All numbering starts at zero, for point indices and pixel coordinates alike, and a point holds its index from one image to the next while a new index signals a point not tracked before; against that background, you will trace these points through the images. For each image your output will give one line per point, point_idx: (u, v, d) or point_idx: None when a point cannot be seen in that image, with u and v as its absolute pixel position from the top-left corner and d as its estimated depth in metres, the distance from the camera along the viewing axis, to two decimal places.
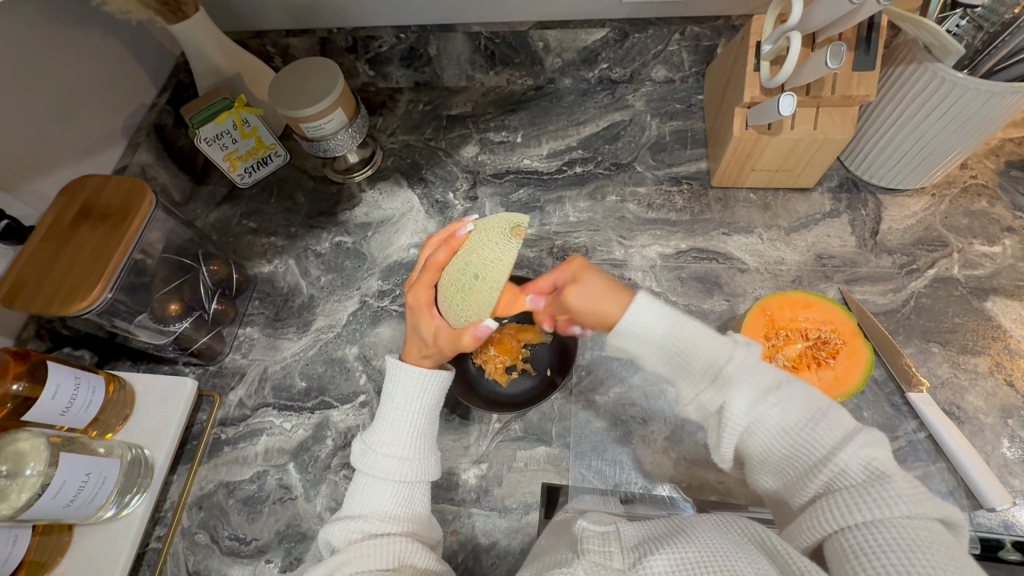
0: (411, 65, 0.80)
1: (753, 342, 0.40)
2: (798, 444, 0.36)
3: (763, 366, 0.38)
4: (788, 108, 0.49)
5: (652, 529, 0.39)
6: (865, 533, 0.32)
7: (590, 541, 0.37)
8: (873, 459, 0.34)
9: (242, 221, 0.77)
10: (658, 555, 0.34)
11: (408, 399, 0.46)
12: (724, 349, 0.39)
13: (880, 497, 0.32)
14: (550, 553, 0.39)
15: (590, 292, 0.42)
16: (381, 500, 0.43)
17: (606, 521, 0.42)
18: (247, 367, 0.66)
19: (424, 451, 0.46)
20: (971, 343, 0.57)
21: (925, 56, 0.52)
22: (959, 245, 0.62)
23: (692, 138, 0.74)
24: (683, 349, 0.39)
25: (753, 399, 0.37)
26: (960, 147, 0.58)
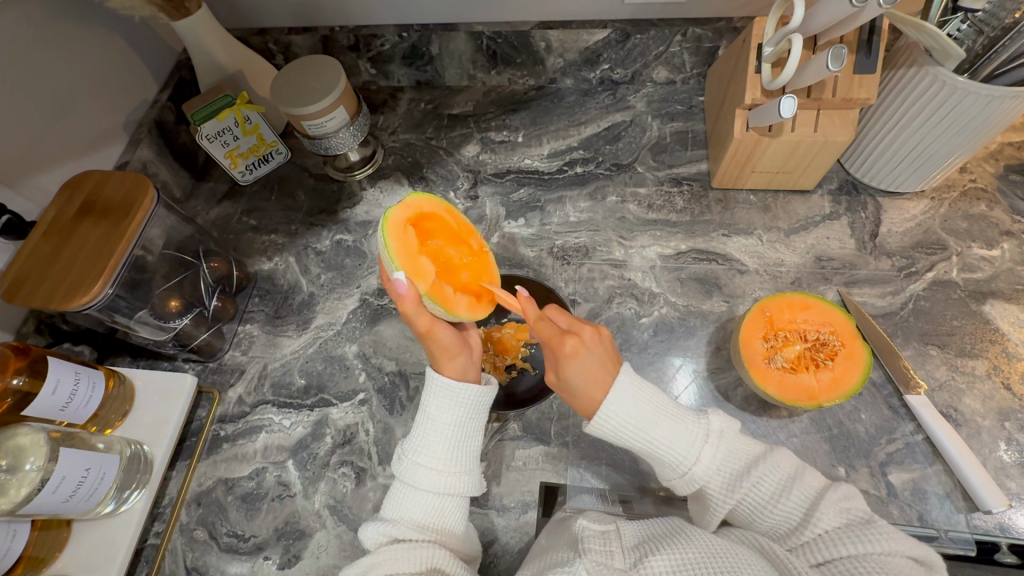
0: (413, 64, 0.80)
1: (724, 423, 0.43)
2: (783, 500, 0.40)
3: (737, 449, 0.42)
4: (789, 109, 0.50)
5: (651, 527, 0.40)
6: (855, 566, 0.36)
7: (592, 541, 0.38)
8: (852, 509, 0.39)
9: (242, 218, 0.77)
10: (659, 555, 0.35)
11: (446, 411, 0.48)
12: (696, 431, 0.43)
13: (869, 537, 0.36)
14: (550, 552, 0.40)
15: (588, 362, 0.45)
16: (417, 509, 0.44)
17: (605, 519, 0.42)
18: (247, 364, 0.66)
19: (463, 463, 0.47)
20: (969, 346, 0.57)
21: (927, 59, 0.53)
22: (957, 249, 0.62)
23: (693, 139, 0.74)
24: (659, 443, 0.43)
25: (727, 480, 0.41)
26: (958, 152, 0.58)
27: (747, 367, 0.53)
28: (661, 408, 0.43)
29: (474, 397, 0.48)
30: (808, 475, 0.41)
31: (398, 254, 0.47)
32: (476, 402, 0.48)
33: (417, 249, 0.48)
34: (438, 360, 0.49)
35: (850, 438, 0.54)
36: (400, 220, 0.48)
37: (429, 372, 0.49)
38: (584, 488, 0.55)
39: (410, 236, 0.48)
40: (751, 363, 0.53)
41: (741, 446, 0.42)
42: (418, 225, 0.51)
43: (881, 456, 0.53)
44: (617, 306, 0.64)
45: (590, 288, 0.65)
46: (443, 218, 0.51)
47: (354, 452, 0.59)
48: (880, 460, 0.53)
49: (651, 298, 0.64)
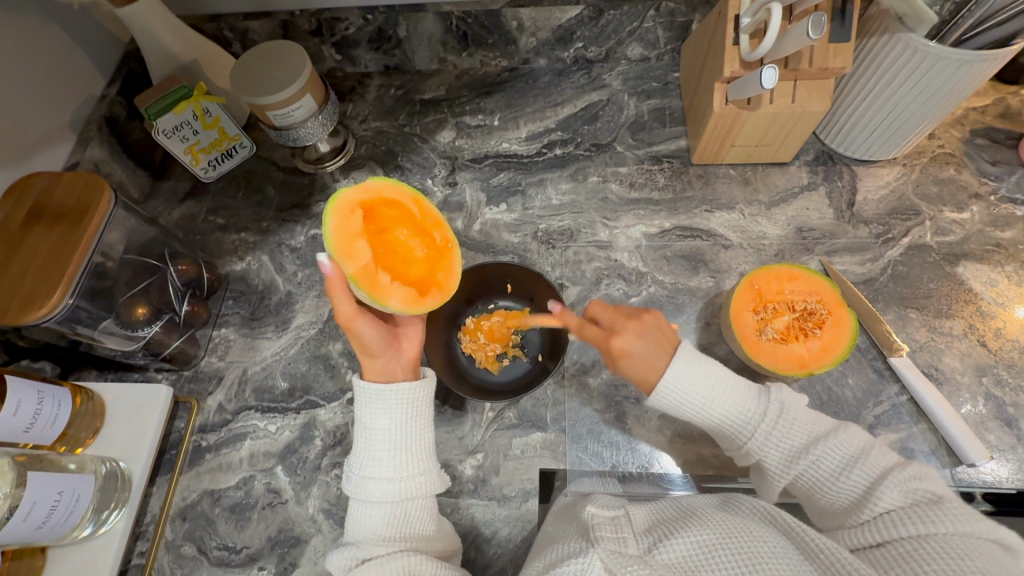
0: (380, 47, 0.77)
1: (789, 398, 0.45)
2: (843, 476, 0.41)
3: (803, 420, 0.44)
4: (771, 80, 0.49)
5: (659, 511, 0.40)
6: (916, 544, 0.34)
7: (603, 529, 0.37)
8: (918, 489, 0.38)
9: (209, 217, 0.73)
10: (676, 538, 0.35)
11: (382, 416, 0.46)
12: (758, 408, 0.45)
13: (934, 515, 0.35)
14: (560, 543, 0.39)
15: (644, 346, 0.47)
16: (378, 519, 0.43)
17: (615, 503, 0.42)
18: (225, 370, 0.63)
19: (417, 463, 0.46)
20: (946, 307, 0.59)
21: (899, 26, 0.53)
22: (930, 213, 0.64)
23: (670, 117, 0.74)
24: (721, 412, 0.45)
25: (790, 452, 0.43)
26: (929, 118, 0.59)
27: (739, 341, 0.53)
28: (725, 384, 0.45)
29: (408, 395, 0.47)
30: (881, 454, 0.41)
31: (333, 234, 0.44)
32: (411, 398, 0.47)
33: (359, 233, 0.45)
34: (359, 350, 0.49)
35: (839, 404, 0.55)
36: (351, 202, 0.46)
37: (354, 381, 0.48)
38: (583, 471, 0.55)
39: (355, 219, 0.45)
40: (742, 337, 0.53)
41: (807, 420, 0.44)
42: (376, 211, 0.48)
43: (868, 419, 0.55)
44: (605, 288, 0.63)
45: (577, 271, 0.64)
46: (406, 207, 0.48)
47: (345, 453, 0.57)
48: (868, 423, 0.54)
49: (639, 278, 0.64)
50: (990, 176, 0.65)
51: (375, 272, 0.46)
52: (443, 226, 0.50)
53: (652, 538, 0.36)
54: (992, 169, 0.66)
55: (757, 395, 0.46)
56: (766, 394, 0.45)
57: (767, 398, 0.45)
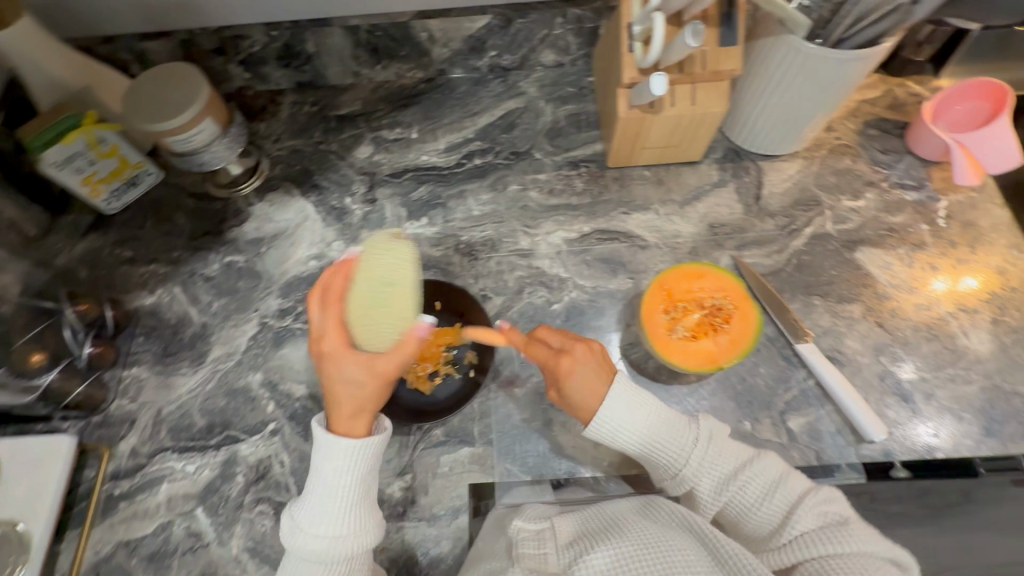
0: (290, 64, 0.75)
1: (714, 426, 0.48)
2: (765, 502, 0.44)
3: (728, 448, 0.47)
4: (660, 88, 0.51)
5: (583, 523, 0.43)
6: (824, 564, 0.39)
7: (527, 547, 0.40)
8: (829, 511, 0.42)
9: (114, 250, 0.69)
10: (596, 552, 0.37)
11: (333, 475, 0.45)
12: (689, 434, 0.47)
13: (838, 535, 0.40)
14: (490, 559, 0.42)
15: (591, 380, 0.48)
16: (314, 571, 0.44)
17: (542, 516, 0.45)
18: (138, 412, 0.60)
19: (366, 523, 0.46)
20: (847, 292, 0.62)
21: (782, 29, 0.55)
22: (830, 203, 0.67)
23: (586, 121, 0.75)
24: (653, 443, 0.48)
25: (718, 479, 0.46)
26: (819, 115, 0.62)
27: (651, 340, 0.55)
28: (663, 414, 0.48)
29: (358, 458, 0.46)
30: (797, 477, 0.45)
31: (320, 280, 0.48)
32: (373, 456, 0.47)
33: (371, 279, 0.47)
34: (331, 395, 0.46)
35: (752, 393, 0.58)
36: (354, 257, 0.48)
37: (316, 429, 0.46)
38: (512, 482, 0.55)
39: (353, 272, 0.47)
40: (655, 337, 0.55)
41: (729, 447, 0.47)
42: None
43: (780, 405, 0.57)
44: (528, 296, 0.64)
45: (500, 282, 0.64)
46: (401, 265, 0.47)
47: (270, 487, 0.56)
48: (780, 409, 0.57)
49: (560, 284, 0.64)
50: (882, 164, 0.69)
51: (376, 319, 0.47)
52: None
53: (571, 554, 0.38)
54: (883, 158, 0.70)
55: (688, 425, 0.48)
56: (695, 423, 0.48)
57: (695, 424, 0.48)
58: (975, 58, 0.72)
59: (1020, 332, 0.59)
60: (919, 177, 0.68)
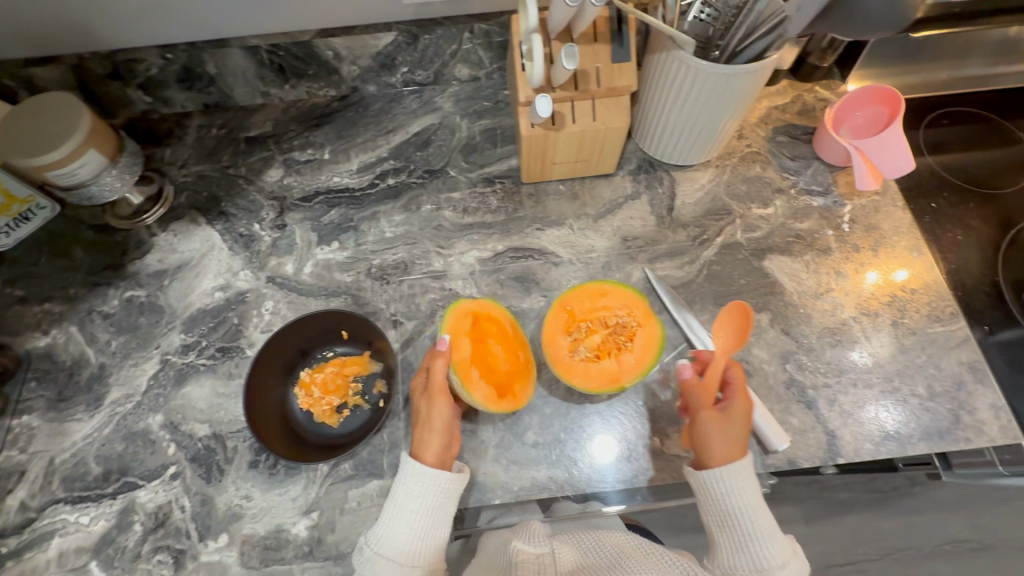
0: (192, 86, 0.72)
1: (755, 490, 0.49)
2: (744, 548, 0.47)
3: (765, 514, 0.48)
4: (546, 111, 0.52)
5: (583, 554, 0.43)
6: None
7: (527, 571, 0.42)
8: None
9: (6, 290, 0.66)
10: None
11: (418, 496, 0.49)
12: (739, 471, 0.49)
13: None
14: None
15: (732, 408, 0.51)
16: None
17: (543, 537, 0.46)
18: (29, 462, 0.57)
19: (419, 558, 0.48)
20: (755, 301, 0.63)
21: (672, 44, 0.55)
22: (740, 212, 0.68)
23: (502, 136, 0.74)
24: (751, 493, 0.49)
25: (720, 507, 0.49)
26: (720, 125, 0.63)
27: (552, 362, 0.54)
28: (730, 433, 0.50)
29: (445, 483, 0.50)
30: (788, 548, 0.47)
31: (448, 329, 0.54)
32: (445, 488, 0.50)
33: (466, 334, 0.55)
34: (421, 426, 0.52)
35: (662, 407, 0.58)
36: (466, 310, 0.55)
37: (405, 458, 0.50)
38: None
39: (467, 324, 0.55)
40: (556, 359, 0.54)
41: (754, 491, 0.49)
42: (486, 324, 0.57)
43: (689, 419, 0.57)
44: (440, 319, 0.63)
45: (412, 306, 0.63)
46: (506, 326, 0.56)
47: (169, 534, 0.53)
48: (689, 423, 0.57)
49: None
50: (791, 171, 0.70)
51: (469, 366, 0.54)
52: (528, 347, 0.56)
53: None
54: (792, 164, 0.71)
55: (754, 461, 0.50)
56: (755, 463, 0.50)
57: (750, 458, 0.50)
58: (877, 63, 0.74)
59: (919, 333, 0.61)
60: (826, 182, 0.69)
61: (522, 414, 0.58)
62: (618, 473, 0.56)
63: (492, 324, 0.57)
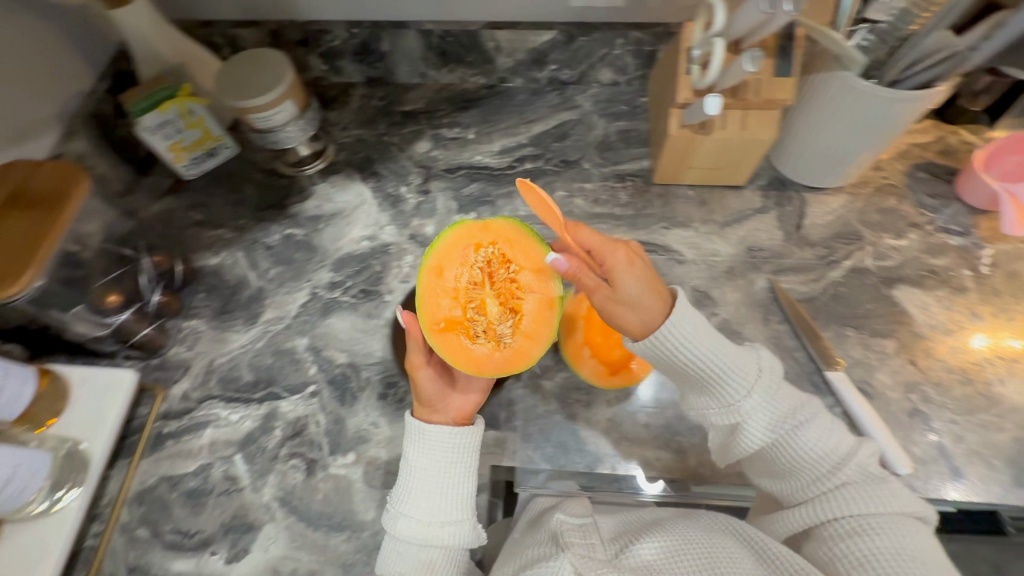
0: (364, 60, 0.80)
1: (769, 364, 0.46)
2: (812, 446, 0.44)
3: (785, 392, 0.46)
4: (714, 108, 0.53)
5: (626, 524, 0.47)
6: (858, 525, 0.41)
7: (571, 535, 0.42)
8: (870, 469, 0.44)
9: (187, 213, 0.74)
10: (642, 544, 0.42)
11: (422, 455, 0.50)
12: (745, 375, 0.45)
13: (878, 498, 0.42)
14: (531, 546, 0.44)
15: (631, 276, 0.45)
16: (405, 565, 0.47)
17: (582, 512, 0.48)
18: (192, 360, 0.64)
19: (447, 512, 0.49)
20: (881, 327, 0.63)
21: (837, 66, 0.57)
22: (871, 239, 0.68)
23: (636, 138, 0.78)
24: (709, 364, 0.45)
25: (768, 424, 0.45)
26: (867, 153, 0.63)
27: (449, 357, 0.50)
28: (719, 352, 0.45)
29: (450, 438, 0.50)
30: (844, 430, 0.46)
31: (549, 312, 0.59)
32: (449, 446, 0.50)
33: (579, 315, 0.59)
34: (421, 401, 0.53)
35: None
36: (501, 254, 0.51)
37: (405, 416, 0.52)
38: (533, 469, 0.58)
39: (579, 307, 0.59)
40: (477, 351, 0.51)
41: (784, 390, 0.46)
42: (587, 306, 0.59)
43: None
44: None
45: None
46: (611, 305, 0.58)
47: (304, 444, 0.59)
48: None
49: None
50: (928, 208, 0.70)
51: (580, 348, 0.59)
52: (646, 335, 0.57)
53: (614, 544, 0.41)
54: (931, 202, 0.70)
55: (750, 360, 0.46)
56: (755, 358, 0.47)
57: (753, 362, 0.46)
58: None
59: None
60: (966, 224, 0.68)
61: (635, 396, 0.60)
62: (724, 467, 0.57)
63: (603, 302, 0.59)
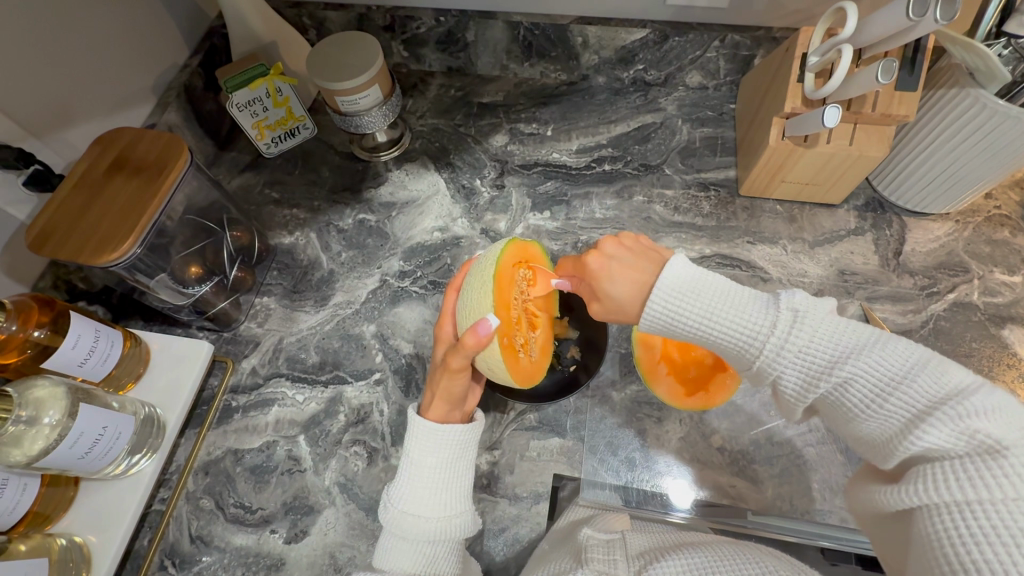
0: (447, 49, 0.79)
1: (806, 303, 0.37)
2: (878, 403, 0.34)
3: (838, 329, 0.36)
4: (833, 119, 0.50)
5: (656, 540, 0.41)
6: (961, 520, 0.28)
7: (594, 551, 0.39)
8: (976, 429, 0.30)
9: (265, 190, 0.75)
10: (663, 565, 0.35)
11: (432, 453, 0.47)
12: (762, 322, 0.37)
13: (989, 474, 0.28)
14: (555, 560, 0.40)
15: (625, 260, 0.44)
16: (407, 560, 0.43)
17: (612, 529, 0.44)
18: (262, 336, 0.65)
19: (454, 505, 0.46)
20: (986, 369, 0.58)
21: (969, 81, 0.53)
22: (979, 272, 0.63)
23: (723, 146, 0.74)
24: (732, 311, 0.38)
25: (810, 376, 0.36)
26: (987, 178, 0.58)
27: (507, 371, 0.48)
28: (729, 306, 0.38)
29: (460, 436, 0.48)
30: (941, 368, 0.33)
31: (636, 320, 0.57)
32: (458, 441, 0.48)
33: None
34: (444, 398, 0.48)
35: None
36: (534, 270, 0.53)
37: (412, 414, 0.48)
38: (597, 482, 0.55)
39: None
40: (524, 367, 0.50)
41: (834, 328, 0.36)
42: None
43: None
44: None
45: None
46: None
47: (367, 431, 0.59)
48: None
49: None
50: None
51: (656, 362, 0.56)
52: None
53: (640, 562, 0.37)
54: None
55: (767, 309, 0.38)
56: (773, 304, 0.38)
57: (775, 306, 0.37)
58: None
59: None
60: None
61: (710, 417, 0.57)
62: (805, 503, 0.53)
63: None
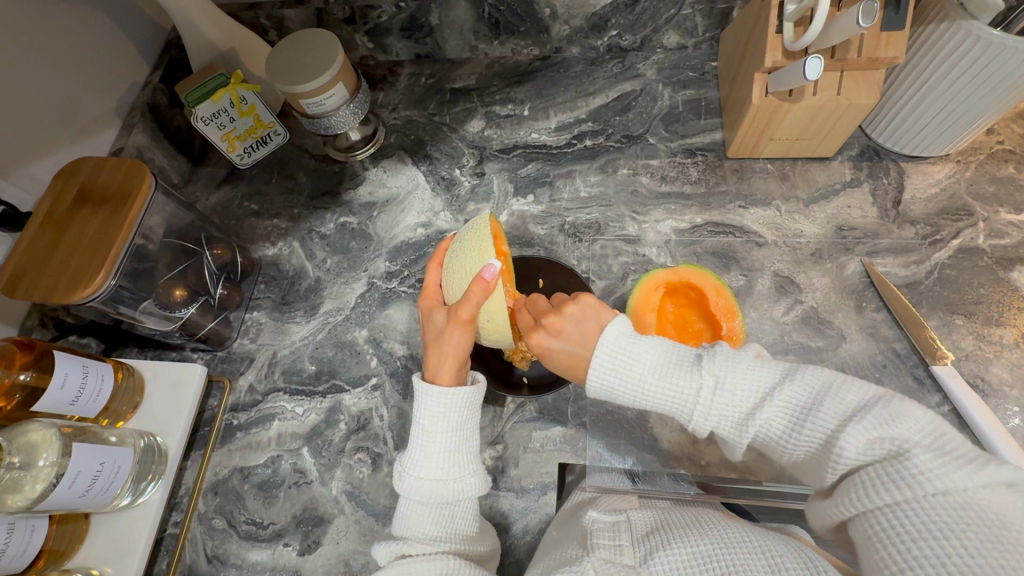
0: (412, 36, 0.75)
1: (724, 357, 0.37)
2: (795, 434, 0.34)
3: (750, 370, 0.36)
4: (814, 71, 0.46)
5: (665, 519, 0.39)
6: (892, 518, 0.28)
7: (600, 536, 0.38)
8: (885, 436, 0.30)
9: (243, 202, 0.74)
10: (666, 551, 0.34)
11: (442, 418, 0.44)
12: (686, 379, 0.38)
13: (901, 479, 0.29)
14: (560, 549, 0.40)
15: (564, 347, 0.44)
16: (429, 524, 0.42)
17: (618, 510, 0.43)
18: (256, 352, 0.65)
19: (466, 465, 0.44)
20: (997, 315, 0.56)
21: (960, 13, 0.49)
22: (984, 214, 0.60)
23: (706, 107, 0.71)
24: (662, 370, 0.39)
25: (735, 420, 0.36)
26: (987, 114, 0.55)
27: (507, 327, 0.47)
28: (659, 375, 0.39)
29: (467, 398, 0.45)
30: (842, 389, 0.33)
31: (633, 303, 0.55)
32: (469, 403, 0.45)
33: (652, 308, 0.55)
34: (452, 354, 0.46)
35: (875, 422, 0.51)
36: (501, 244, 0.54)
37: (418, 382, 0.45)
38: (602, 467, 0.55)
39: (655, 296, 0.56)
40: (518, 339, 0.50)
41: (755, 371, 0.36)
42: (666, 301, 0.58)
43: None
44: (632, 283, 0.64)
45: (604, 266, 0.65)
46: (707, 293, 0.55)
47: (369, 437, 0.59)
48: None
49: None
50: None
51: None
52: (733, 319, 0.54)
53: (646, 548, 0.36)
54: None
55: (694, 363, 0.38)
56: (698, 365, 0.38)
57: (697, 368, 0.38)
58: None
59: None
60: None
61: None
62: None
63: (684, 289, 0.57)
